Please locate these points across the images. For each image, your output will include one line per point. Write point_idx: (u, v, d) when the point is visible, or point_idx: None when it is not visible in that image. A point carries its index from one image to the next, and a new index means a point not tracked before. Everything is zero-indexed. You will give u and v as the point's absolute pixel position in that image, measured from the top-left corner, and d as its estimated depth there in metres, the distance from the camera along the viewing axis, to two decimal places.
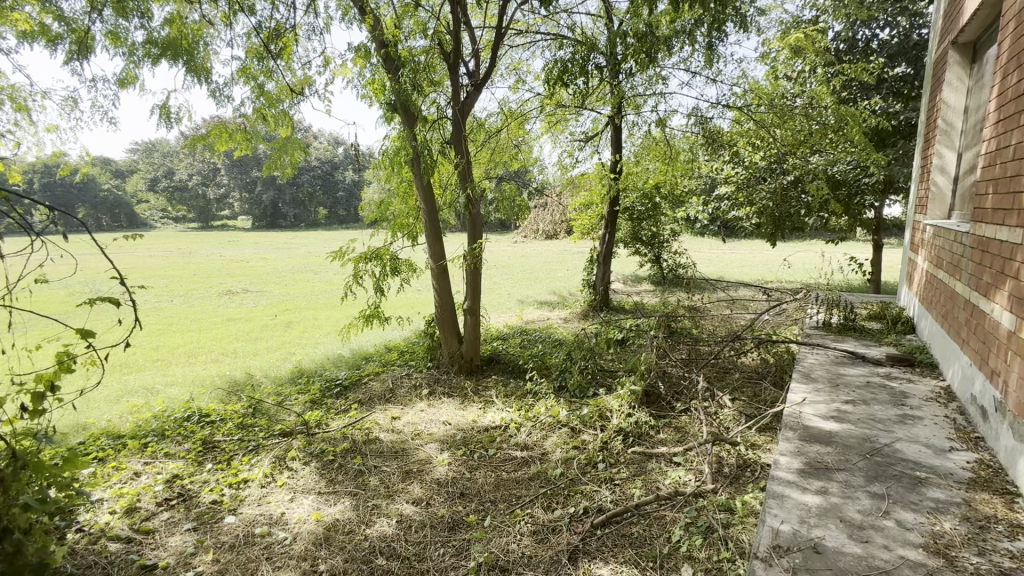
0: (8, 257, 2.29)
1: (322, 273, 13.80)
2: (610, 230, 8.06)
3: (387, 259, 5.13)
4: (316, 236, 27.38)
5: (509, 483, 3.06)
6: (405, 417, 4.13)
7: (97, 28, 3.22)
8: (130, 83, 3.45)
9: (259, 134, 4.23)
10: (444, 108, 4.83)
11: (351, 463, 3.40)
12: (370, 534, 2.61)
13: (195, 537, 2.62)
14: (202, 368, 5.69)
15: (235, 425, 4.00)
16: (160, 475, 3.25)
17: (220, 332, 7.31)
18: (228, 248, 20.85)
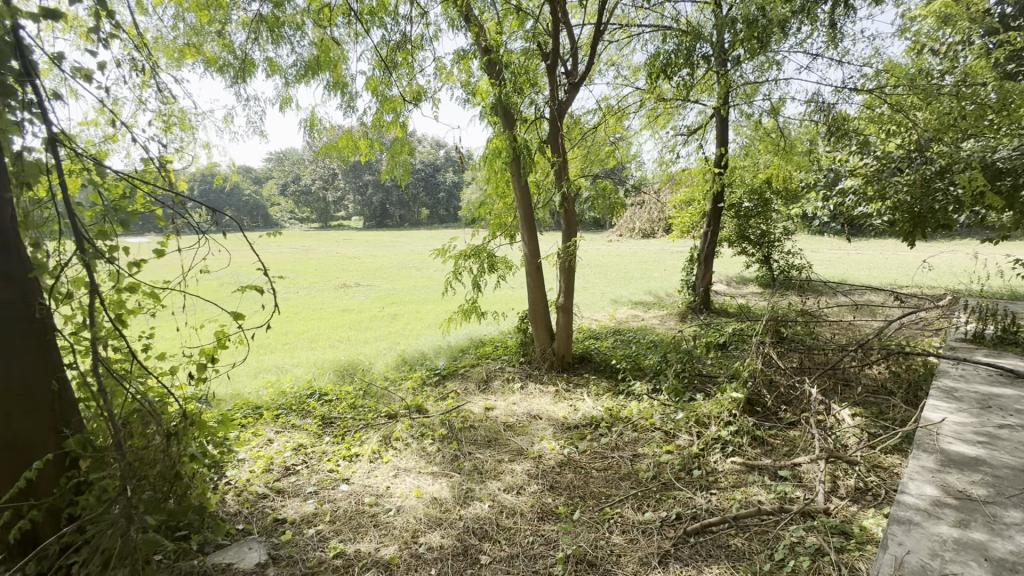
0: (184, 251, 2.77)
1: (424, 269, 14.71)
2: (713, 227, 7.63)
3: (484, 257, 5.36)
4: (420, 235, 29.14)
5: (599, 481, 3.05)
6: (499, 408, 4.28)
7: (258, 56, 3.73)
8: (286, 103, 4.00)
9: (375, 141, 4.63)
10: (542, 108, 4.92)
11: (448, 447, 3.61)
12: (466, 515, 2.76)
13: (317, 500, 2.96)
14: (322, 353, 6.37)
15: (349, 405, 4.43)
16: (289, 443, 3.72)
17: (336, 321, 8.12)
18: (343, 245, 23.02)
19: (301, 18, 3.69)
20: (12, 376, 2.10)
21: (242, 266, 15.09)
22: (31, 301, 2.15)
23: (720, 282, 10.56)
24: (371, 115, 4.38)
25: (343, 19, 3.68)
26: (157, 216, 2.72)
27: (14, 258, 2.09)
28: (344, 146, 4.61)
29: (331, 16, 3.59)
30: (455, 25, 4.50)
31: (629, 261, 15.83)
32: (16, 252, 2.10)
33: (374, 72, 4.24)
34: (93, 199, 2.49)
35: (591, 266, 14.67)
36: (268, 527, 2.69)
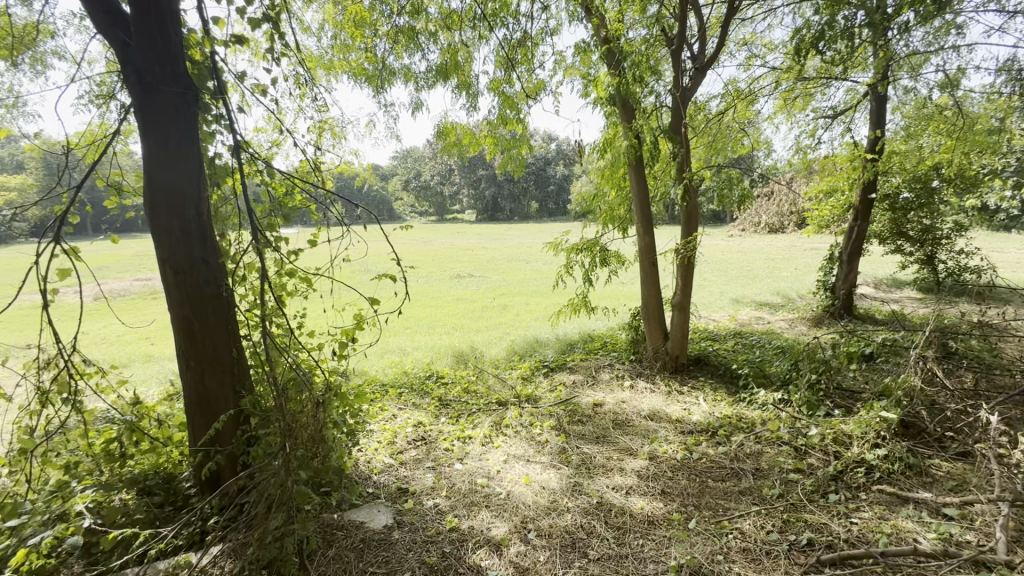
0: (332, 243, 3.12)
1: (534, 262, 14.98)
2: (861, 222, 6.71)
3: (597, 251, 5.28)
4: (529, 227, 29.66)
5: (715, 492, 2.88)
6: (608, 404, 4.21)
7: (395, 63, 4.05)
8: (417, 107, 4.30)
9: (495, 136, 4.82)
10: (664, 97, 4.68)
11: (556, 439, 3.65)
12: (573, 508, 2.78)
13: (434, 474, 3.19)
14: (439, 338, 6.81)
15: (462, 389, 4.69)
16: (410, 419, 4.05)
17: (451, 309, 8.60)
18: (458, 237, 24.29)
19: (431, 24, 3.92)
20: (205, 344, 2.54)
21: (371, 254, 16.62)
22: (219, 283, 2.58)
23: (866, 284, 9.27)
24: (494, 112, 4.55)
25: (469, 23, 3.86)
26: (311, 211, 3.12)
27: (208, 246, 2.53)
28: (467, 143, 4.86)
29: (458, 20, 3.77)
30: (575, 17, 4.47)
31: (754, 258, 14.55)
32: (210, 243, 2.54)
33: (496, 72, 4.40)
34: (264, 197, 2.94)
35: (709, 262, 13.75)
36: (393, 494, 2.95)
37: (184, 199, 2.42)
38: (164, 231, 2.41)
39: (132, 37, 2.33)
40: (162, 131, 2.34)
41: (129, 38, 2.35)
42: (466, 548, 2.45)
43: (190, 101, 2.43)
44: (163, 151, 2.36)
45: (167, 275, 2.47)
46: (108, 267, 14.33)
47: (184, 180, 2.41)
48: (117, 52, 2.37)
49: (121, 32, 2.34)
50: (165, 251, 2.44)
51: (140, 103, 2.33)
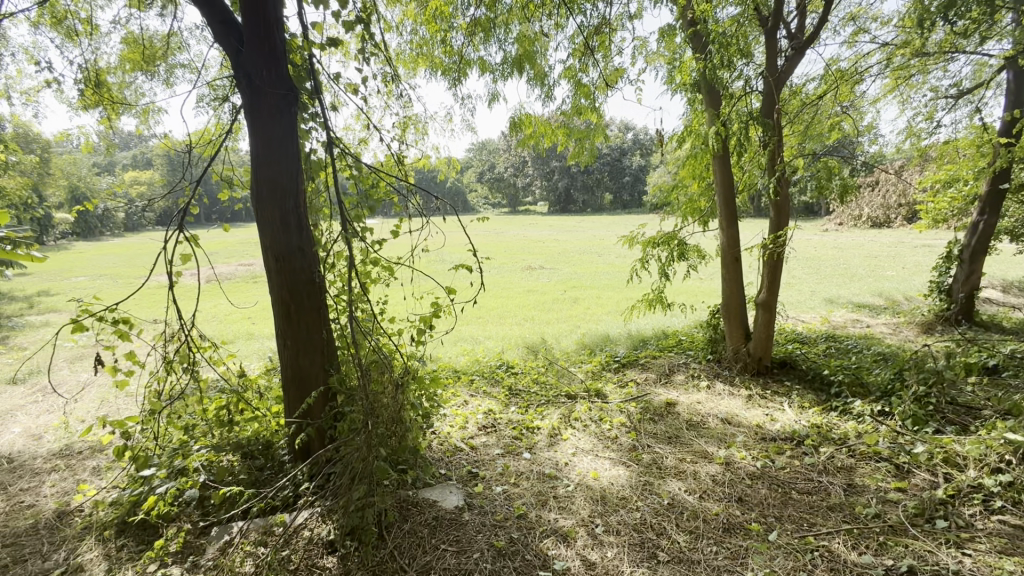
0: (412, 234, 3.25)
1: (606, 255, 14.72)
2: (987, 216, 5.89)
3: (675, 244, 5.07)
4: (602, 220, 29.11)
5: (799, 505, 2.69)
6: (682, 405, 4.06)
7: (471, 56, 4.11)
8: (493, 99, 4.35)
9: (571, 127, 4.77)
10: (753, 81, 4.36)
11: (626, 436, 3.59)
12: (643, 507, 2.72)
13: (504, 461, 3.27)
14: (510, 328, 6.92)
15: (532, 379, 4.74)
16: (481, 406, 4.16)
17: (522, 300, 8.69)
18: (530, 229, 24.41)
19: (508, 15, 3.94)
20: (301, 325, 2.77)
21: (445, 245, 17.16)
22: (312, 270, 2.78)
23: (991, 287, 8.15)
24: (568, 102, 4.50)
25: (546, 12, 3.83)
26: (394, 202, 3.29)
27: (304, 236, 2.74)
28: (542, 135, 4.85)
29: (535, 10, 3.75)
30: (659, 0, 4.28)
31: (851, 254, 13.29)
32: (306, 232, 2.74)
33: (573, 61, 4.34)
34: (353, 190, 3.13)
35: (799, 259, 12.72)
36: (463, 477, 3.06)
37: (285, 192, 2.63)
38: (268, 221, 2.65)
39: (243, 44, 2.57)
40: (267, 129, 2.56)
41: (240, 45, 2.59)
42: (533, 536, 2.48)
43: (290, 101, 2.64)
44: (268, 147, 2.58)
45: (270, 261, 2.71)
46: (218, 253, 16.00)
47: (285, 174, 2.63)
48: (230, 59, 2.62)
49: (234, 40, 2.59)
50: (268, 240, 2.68)
51: (249, 105, 2.57)
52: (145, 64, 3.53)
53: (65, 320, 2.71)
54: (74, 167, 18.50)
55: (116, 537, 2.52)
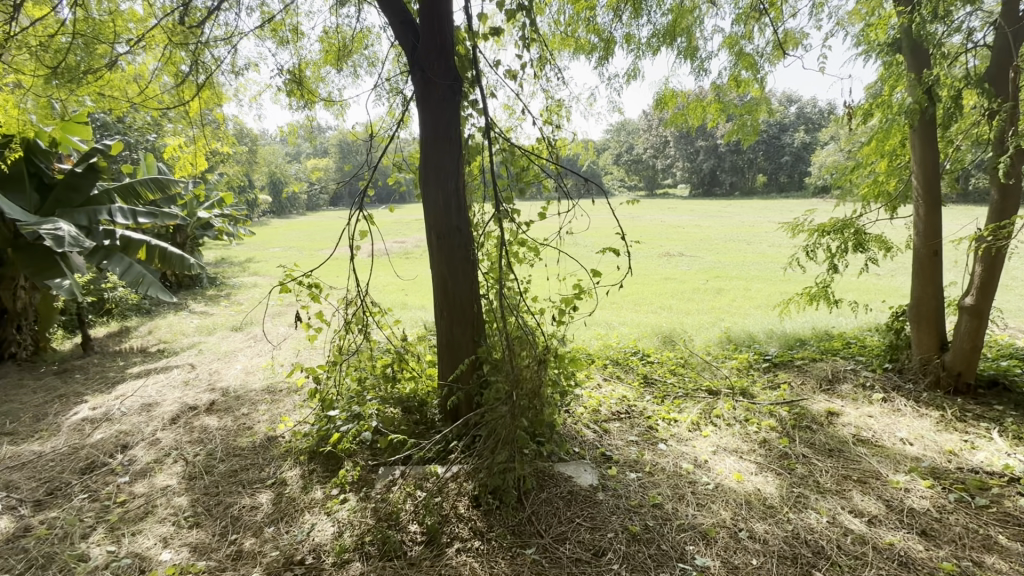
0: (558, 215, 3.30)
1: (756, 243, 13.31)
2: None
3: (850, 233, 4.40)
4: (752, 204, 26.28)
5: (1009, 555, 2.22)
6: (848, 416, 3.58)
7: (618, 33, 3.99)
8: (637, 76, 4.18)
9: (730, 102, 4.36)
10: (977, 33, 3.52)
11: (777, 442, 3.28)
12: (797, 521, 2.49)
13: (639, 449, 3.23)
14: (645, 316, 6.71)
15: (669, 371, 4.55)
16: (615, 391, 4.14)
17: (660, 288, 8.33)
18: (668, 213, 23.11)
19: None
20: (456, 298, 3.02)
21: (580, 228, 17.07)
22: (467, 247, 3.01)
23: None
24: (725, 75, 4.13)
25: None
26: (543, 185, 3.37)
27: (462, 216, 2.97)
28: (693, 113, 4.53)
29: None
30: None
31: None
32: (463, 213, 2.97)
33: (735, 28, 3.94)
34: (505, 173, 3.28)
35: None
36: (597, 458, 3.09)
37: (448, 175, 2.88)
38: (432, 203, 2.92)
39: (419, 40, 2.84)
40: (436, 118, 2.83)
41: (416, 41, 2.88)
42: (669, 528, 2.42)
43: (455, 91, 2.86)
44: (435, 134, 2.84)
45: (433, 239, 3.00)
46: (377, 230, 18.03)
47: (448, 159, 2.88)
48: (407, 55, 2.92)
49: (411, 37, 2.88)
50: (431, 219, 2.96)
51: (422, 96, 2.85)
52: (338, 62, 4.12)
53: (275, 284, 3.35)
54: (275, 157, 22.28)
55: (309, 462, 3.08)
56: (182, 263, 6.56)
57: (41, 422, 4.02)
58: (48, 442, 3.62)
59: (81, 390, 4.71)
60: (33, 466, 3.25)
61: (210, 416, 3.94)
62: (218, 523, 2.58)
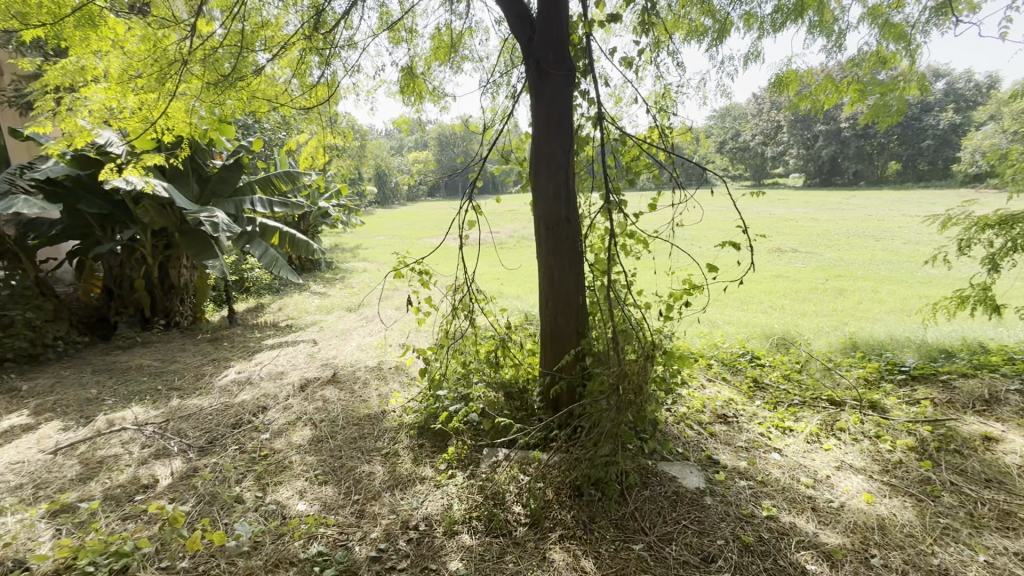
0: (669, 206, 3.17)
1: (888, 239, 11.76)
2: None
3: (1022, 229, 3.73)
4: (883, 195, 23.19)
5: None
6: (1010, 443, 3.07)
7: (736, 14, 3.71)
8: (755, 59, 3.85)
9: (870, 80, 3.88)
10: None
11: (916, 464, 2.91)
12: (943, 555, 2.20)
13: (748, 456, 3.04)
14: (754, 316, 6.25)
15: (782, 375, 4.22)
16: (721, 393, 3.93)
17: (770, 287, 7.71)
18: (779, 206, 21.19)
19: None
20: (562, 290, 3.04)
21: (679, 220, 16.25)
22: (574, 238, 3.01)
23: None
24: (866, 49, 3.67)
25: None
26: (654, 175, 3.25)
27: (572, 207, 2.97)
28: (823, 95, 4.08)
29: None
30: None
31: None
32: (572, 204, 2.97)
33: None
34: (613, 163, 3.23)
35: None
36: (703, 461, 2.96)
37: (558, 166, 2.89)
38: (542, 194, 2.95)
39: (535, 32, 2.87)
40: (548, 109, 2.85)
41: (532, 32, 2.91)
42: (787, 543, 2.26)
43: (570, 81, 2.86)
44: (547, 124, 2.86)
45: (541, 230, 3.03)
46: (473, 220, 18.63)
47: (560, 150, 2.88)
48: (523, 47, 2.96)
49: (527, 29, 2.92)
50: (541, 210, 3.00)
51: (536, 87, 2.88)
52: (445, 57, 4.29)
53: (390, 269, 3.61)
54: (382, 150, 23.87)
55: (418, 437, 3.30)
56: (306, 248, 7.33)
57: (200, 381, 4.73)
58: (206, 398, 4.24)
59: (229, 356, 5.46)
60: (196, 418, 3.83)
61: (331, 388, 4.37)
62: (343, 483, 2.87)
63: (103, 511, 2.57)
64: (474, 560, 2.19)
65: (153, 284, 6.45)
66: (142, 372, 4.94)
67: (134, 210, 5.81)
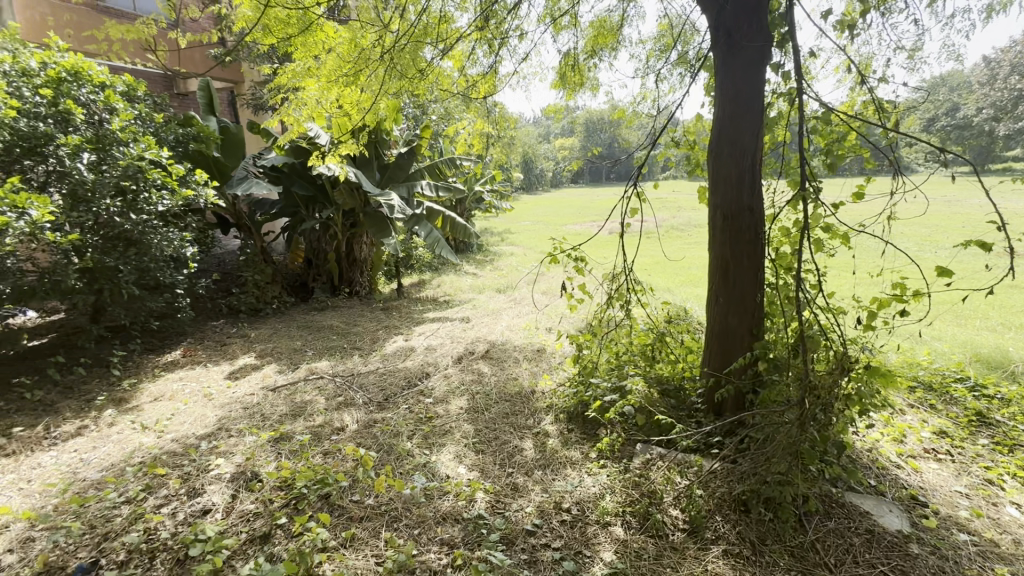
0: (881, 195, 2.67)
1: None
2: None
3: None
4: None
5: None
6: None
7: None
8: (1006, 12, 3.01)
9: None
10: None
11: None
12: None
13: (971, 505, 2.47)
14: (975, 335, 5.05)
15: (1022, 412, 3.33)
16: (928, 424, 3.25)
17: (1000, 300, 6.14)
18: None
19: None
20: (736, 285, 2.78)
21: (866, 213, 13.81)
22: (757, 229, 2.71)
23: None
24: None
25: None
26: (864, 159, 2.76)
27: (757, 195, 2.68)
28: None
29: None
30: None
31: None
32: (757, 192, 2.67)
33: None
34: (808, 145, 2.82)
35: None
36: (905, 501, 2.49)
37: (745, 149, 2.61)
38: (722, 180, 2.70)
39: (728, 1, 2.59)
40: (736, 86, 2.57)
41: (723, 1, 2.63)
42: None
43: (765, 54, 2.55)
44: (735, 103, 2.59)
45: (717, 219, 2.79)
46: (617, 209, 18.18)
47: (748, 131, 2.60)
48: (710, 19, 2.70)
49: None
50: (718, 197, 2.75)
51: (724, 62, 2.62)
52: (608, 41, 4.16)
53: (546, 255, 3.62)
54: (529, 138, 24.49)
55: (568, 422, 3.34)
56: (464, 231, 7.86)
57: (376, 344, 5.40)
58: (381, 360, 4.83)
59: (398, 325, 6.14)
60: (374, 375, 4.39)
61: (484, 362, 4.65)
62: (498, 455, 3.03)
63: (309, 443, 3.09)
64: (629, 556, 2.14)
65: (341, 257, 7.51)
66: (333, 331, 5.81)
67: (331, 193, 6.80)
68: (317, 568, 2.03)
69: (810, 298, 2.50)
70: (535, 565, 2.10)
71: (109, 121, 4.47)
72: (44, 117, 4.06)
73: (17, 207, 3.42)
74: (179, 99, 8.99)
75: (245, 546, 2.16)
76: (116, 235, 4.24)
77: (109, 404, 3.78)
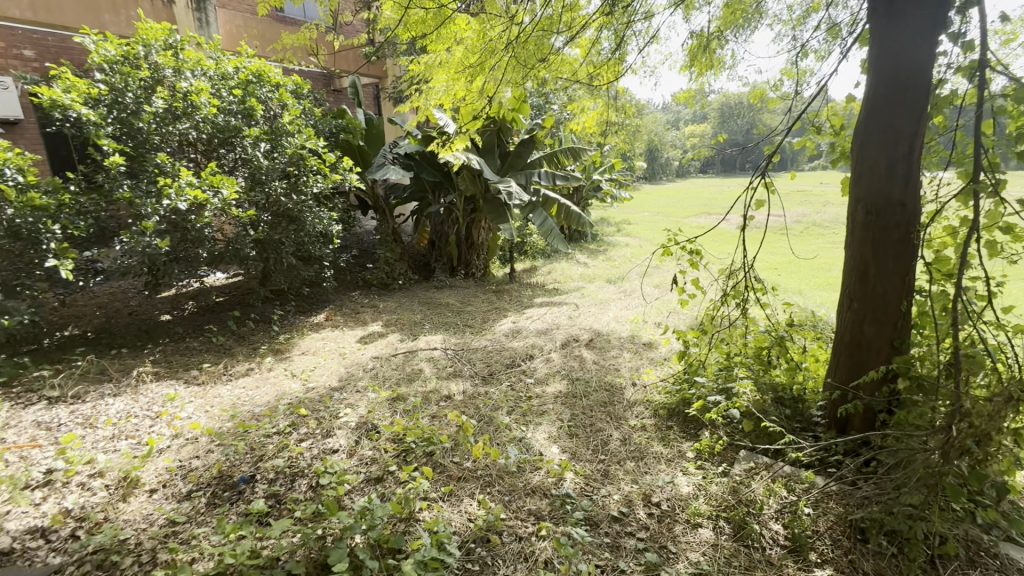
0: None
1: None
2: None
3: None
4: None
5: None
6: None
7: None
8: None
9: None
10: None
11: None
12: None
13: None
14: None
15: None
16: None
17: None
18: None
19: None
20: (876, 289, 2.47)
21: None
22: (909, 226, 2.37)
23: None
24: None
25: None
26: None
27: (911, 188, 2.33)
28: None
29: None
30: None
31: None
32: (913, 183, 2.33)
33: None
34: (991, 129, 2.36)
35: None
36: None
37: (901, 134, 2.28)
38: (867, 169, 2.39)
39: None
40: (896, 60, 2.24)
41: None
42: None
43: (937, 21, 2.19)
44: (893, 79, 2.26)
45: (857, 213, 2.47)
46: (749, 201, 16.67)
47: (907, 113, 2.26)
48: None
49: None
50: (861, 188, 2.44)
51: (882, 32, 2.29)
52: (746, 18, 3.84)
53: (657, 246, 3.49)
54: (655, 126, 23.39)
55: (667, 418, 3.26)
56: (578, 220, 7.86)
57: (486, 324, 5.71)
58: (490, 339, 5.11)
59: (508, 308, 6.41)
60: (482, 352, 4.68)
61: (588, 350, 4.69)
62: (592, 440, 3.07)
63: (420, 406, 3.42)
64: (718, 560, 2.07)
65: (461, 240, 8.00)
66: (449, 309, 6.26)
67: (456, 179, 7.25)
68: (418, 513, 2.27)
69: (974, 310, 2.13)
70: (618, 550, 2.12)
71: (281, 116, 5.31)
72: (236, 113, 4.90)
73: (214, 186, 4.26)
74: (335, 96, 10.17)
75: (362, 484, 2.50)
76: (282, 213, 5.04)
77: (269, 353, 4.55)
